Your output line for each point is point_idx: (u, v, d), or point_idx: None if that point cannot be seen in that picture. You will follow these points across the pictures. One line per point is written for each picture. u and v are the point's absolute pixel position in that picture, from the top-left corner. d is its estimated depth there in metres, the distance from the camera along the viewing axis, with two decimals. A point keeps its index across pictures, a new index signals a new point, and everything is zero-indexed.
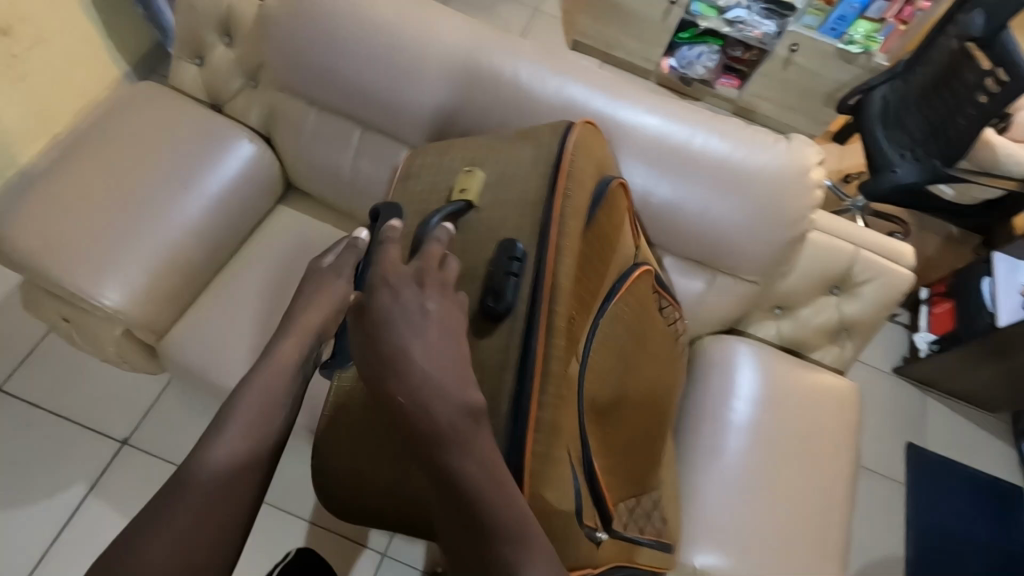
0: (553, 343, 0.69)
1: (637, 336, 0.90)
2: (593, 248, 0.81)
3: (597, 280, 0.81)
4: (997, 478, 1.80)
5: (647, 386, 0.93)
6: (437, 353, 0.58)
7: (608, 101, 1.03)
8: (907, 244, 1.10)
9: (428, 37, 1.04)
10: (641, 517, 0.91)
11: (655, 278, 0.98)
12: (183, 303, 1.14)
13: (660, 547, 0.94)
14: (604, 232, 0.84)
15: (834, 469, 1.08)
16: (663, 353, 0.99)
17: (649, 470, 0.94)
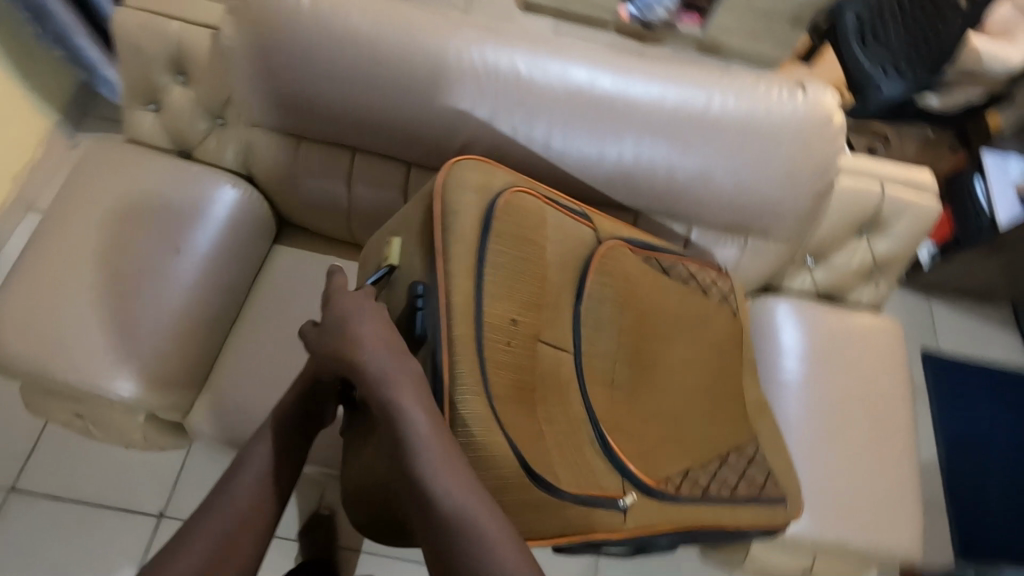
0: (452, 360, 0.68)
1: (621, 312, 0.85)
2: (506, 247, 0.76)
3: (529, 278, 0.76)
4: (1009, 365, 1.88)
5: (683, 365, 0.91)
6: (379, 338, 0.67)
7: (617, 79, 0.96)
8: (925, 170, 1.09)
9: (411, 44, 0.94)
10: (732, 476, 0.90)
11: (638, 248, 0.93)
12: (203, 371, 1.06)
13: (764, 506, 0.90)
14: (521, 227, 0.79)
15: (895, 403, 1.09)
16: (699, 318, 0.96)
17: (724, 438, 0.92)
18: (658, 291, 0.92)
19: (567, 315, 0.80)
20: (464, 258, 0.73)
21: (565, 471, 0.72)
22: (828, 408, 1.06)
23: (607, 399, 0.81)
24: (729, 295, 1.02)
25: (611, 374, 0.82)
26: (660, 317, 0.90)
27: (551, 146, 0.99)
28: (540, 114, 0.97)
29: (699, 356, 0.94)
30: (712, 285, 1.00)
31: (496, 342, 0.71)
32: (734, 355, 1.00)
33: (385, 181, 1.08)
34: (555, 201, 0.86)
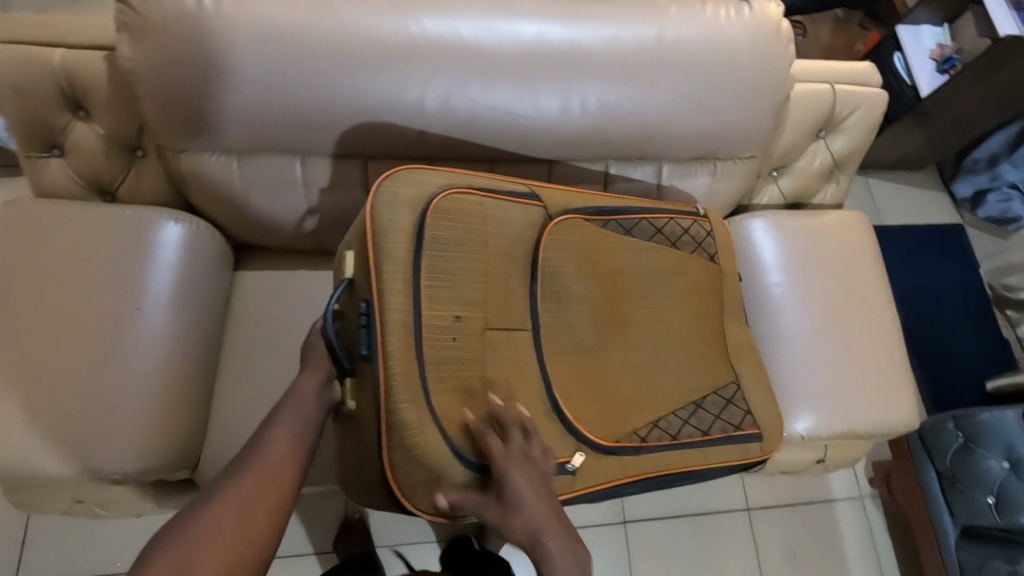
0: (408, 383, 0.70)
1: (583, 284, 0.85)
2: (448, 253, 0.76)
3: (474, 277, 0.77)
4: (944, 223, 2.03)
5: (662, 315, 0.91)
6: (527, 492, 0.68)
7: (566, 26, 0.92)
8: (865, 62, 1.12)
9: (342, 27, 0.86)
10: (704, 420, 0.89)
11: (595, 209, 0.90)
12: (202, 421, 1.00)
13: (735, 441, 0.90)
14: (463, 227, 0.78)
15: (872, 294, 1.15)
16: (670, 270, 0.93)
17: (705, 373, 0.92)
18: (624, 252, 0.90)
19: (522, 299, 0.80)
20: (400, 277, 0.72)
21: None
22: (800, 313, 1.11)
23: (568, 372, 0.81)
24: (708, 243, 0.98)
25: (572, 346, 0.83)
26: (625, 279, 0.89)
27: (513, 111, 0.94)
28: (493, 82, 0.92)
29: (671, 306, 0.92)
30: (683, 234, 0.96)
31: (439, 348, 0.73)
32: (711, 303, 0.96)
33: (341, 183, 1.01)
34: (491, 188, 0.83)
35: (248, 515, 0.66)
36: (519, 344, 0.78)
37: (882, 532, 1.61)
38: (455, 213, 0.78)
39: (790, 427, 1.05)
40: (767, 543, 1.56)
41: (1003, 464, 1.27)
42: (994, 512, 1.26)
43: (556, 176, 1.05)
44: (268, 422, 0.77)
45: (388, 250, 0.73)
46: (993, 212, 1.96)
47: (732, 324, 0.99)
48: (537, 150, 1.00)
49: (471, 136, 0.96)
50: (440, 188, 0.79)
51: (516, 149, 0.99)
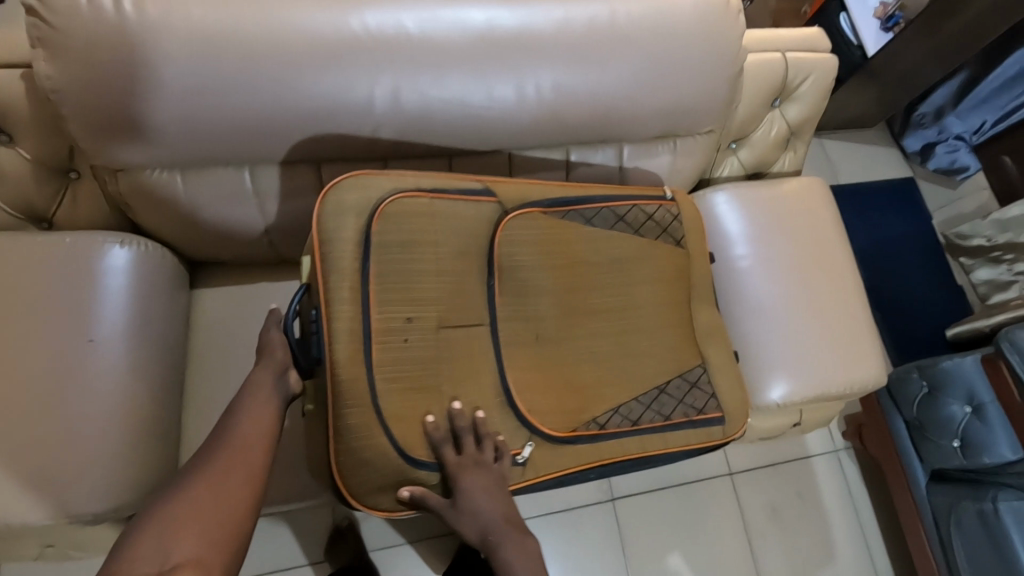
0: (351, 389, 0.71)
1: (544, 276, 0.85)
2: (395, 258, 0.76)
3: (422, 282, 0.77)
4: (897, 177, 2.08)
5: (630, 299, 0.90)
6: (485, 498, 0.76)
7: (514, 10, 0.89)
8: (813, 27, 1.13)
9: (279, 26, 0.82)
10: (666, 405, 0.88)
11: (555, 199, 0.87)
12: (173, 449, 0.97)
13: (697, 425, 0.89)
14: (408, 234, 0.77)
15: (836, 258, 1.17)
16: (634, 258, 0.92)
17: (671, 355, 0.91)
18: (587, 242, 0.88)
19: (479, 296, 0.80)
20: (346, 286, 0.73)
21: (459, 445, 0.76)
22: (767, 283, 1.12)
23: (524, 366, 0.82)
24: (674, 227, 0.96)
25: (530, 337, 0.83)
26: (586, 268, 0.88)
27: (466, 102, 0.91)
28: (444, 73, 0.88)
29: (637, 293, 0.91)
30: (646, 221, 0.93)
31: (390, 349, 0.74)
32: (677, 288, 0.95)
33: (296, 190, 0.97)
34: (441, 189, 0.81)
35: (223, 495, 0.65)
36: (476, 340, 0.80)
37: (857, 482, 1.68)
38: (402, 220, 0.78)
39: (765, 396, 1.08)
40: (751, 505, 1.61)
41: (965, 409, 1.31)
42: (959, 455, 1.32)
43: (516, 167, 1.04)
44: (231, 412, 0.76)
45: (334, 257, 0.73)
46: (942, 163, 2.02)
47: (698, 306, 0.97)
48: (495, 141, 0.98)
49: (425, 132, 0.93)
50: (386, 195, 0.77)
51: (474, 141, 0.97)
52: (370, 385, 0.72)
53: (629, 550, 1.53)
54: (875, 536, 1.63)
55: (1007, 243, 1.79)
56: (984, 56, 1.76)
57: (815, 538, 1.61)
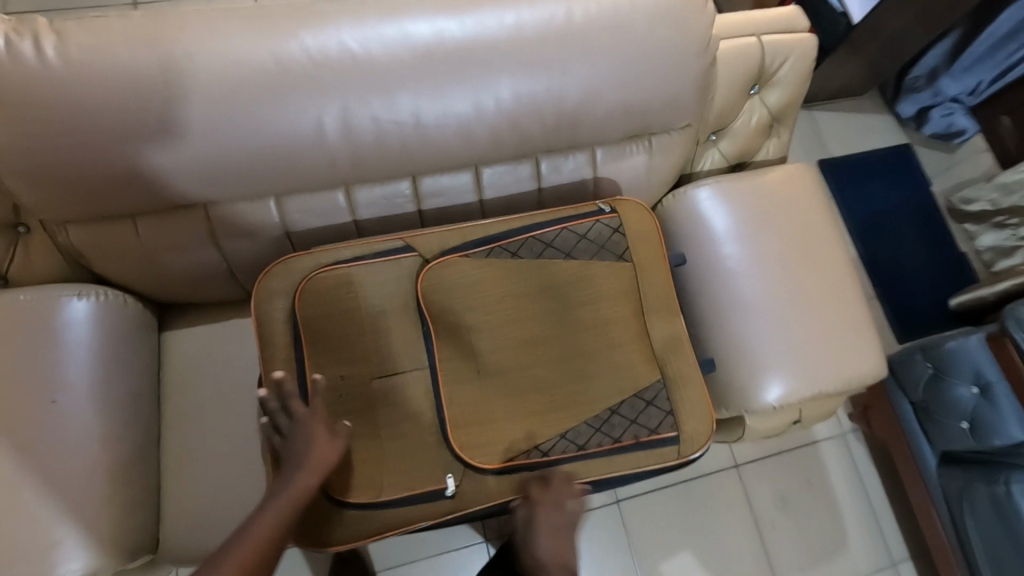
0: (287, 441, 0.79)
1: (475, 315, 0.87)
2: (321, 324, 0.82)
3: (349, 342, 0.83)
4: (891, 146, 2.01)
5: (579, 322, 0.88)
6: (548, 540, 0.80)
7: (464, 19, 0.84)
8: (789, 6, 1.06)
9: (214, 60, 0.77)
10: (617, 427, 0.85)
11: (477, 241, 0.88)
12: (153, 501, 0.94)
13: (649, 446, 0.84)
14: (332, 301, 0.83)
15: (828, 247, 1.11)
16: (573, 279, 0.89)
17: (620, 374, 0.87)
18: (516, 276, 0.88)
19: (415, 341, 0.85)
20: (280, 356, 0.81)
21: (394, 483, 0.79)
22: (755, 280, 1.07)
23: (459, 403, 0.84)
24: (614, 240, 0.90)
25: (470, 372, 0.86)
26: (519, 303, 0.88)
27: (421, 120, 0.86)
28: (396, 94, 0.83)
29: (583, 311, 0.89)
30: (578, 241, 0.89)
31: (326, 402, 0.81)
32: (628, 303, 0.89)
33: (256, 228, 0.91)
34: (362, 253, 0.85)
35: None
36: (416, 383, 0.84)
37: (866, 464, 1.64)
38: (327, 283, 0.83)
39: (761, 399, 1.03)
40: (758, 495, 1.58)
41: (972, 390, 1.25)
42: (969, 436, 1.27)
43: (485, 183, 0.98)
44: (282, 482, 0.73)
45: (266, 333, 0.81)
46: (938, 127, 1.95)
47: (654, 320, 0.90)
48: (458, 157, 0.92)
49: (384, 156, 0.88)
50: (306, 271, 0.84)
51: (436, 160, 0.92)
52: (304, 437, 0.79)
53: (636, 550, 1.51)
54: (887, 517, 1.60)
55: (1010, 206, 1.72)
56: (974, 15, 1.70)
57: (826, 526, 1.58)
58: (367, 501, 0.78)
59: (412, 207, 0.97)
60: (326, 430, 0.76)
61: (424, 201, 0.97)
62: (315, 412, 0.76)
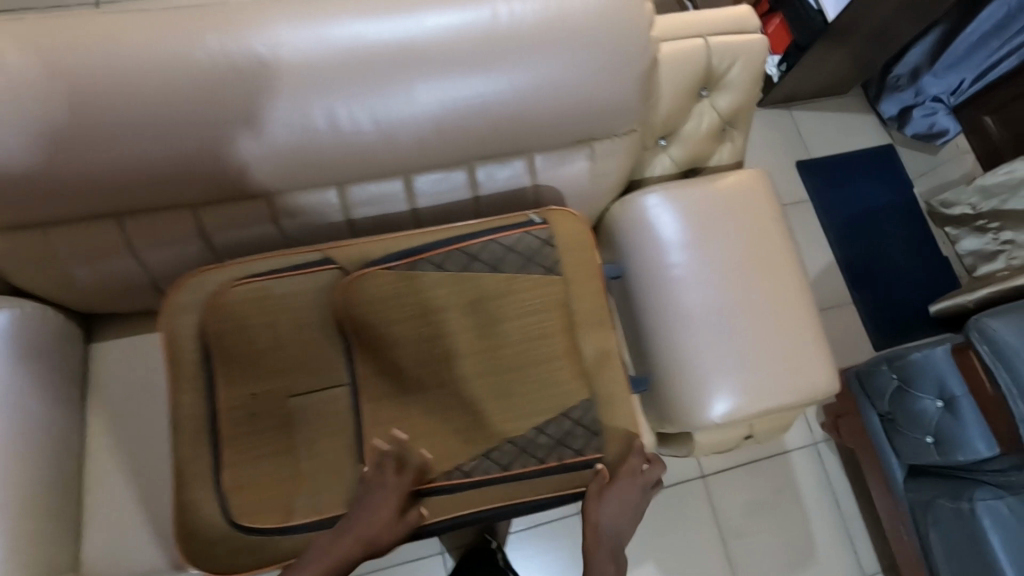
0: (193, 462, 0.76)
1: (397, 330, 0.84)
2: (232, 341, 0.79)
3: (262, 359, 0.80)
4: (873, 146, 1.96)
5: (505, 338, 0.85)
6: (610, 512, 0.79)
7: (384, 23, 0.80)
8: (741, 6, 1.02)
9: (119, 66, 0.75)
10: (542, 447, 0.82)
11: (399, 252, 0.84)
12: (73, 518, 0.91)
13: (574, 468, 0.82)
14: (243, 316, 0.80)
15: (779, 258, 1.07)
16: (499, 293, 0.85)
17: (546, 392, 0.84)
18: (439, 290, 0.84)
19: (335, 358, 0.83)
20: (188, 373, 0.78)
21: (303, 507, 0.77)
22: (702, 291, 1.04)
23: (379, 422, 0.82)
24: (544, 251, 0.86)
25: (391, 389, 0.83)
26: (443, 317, 0.84)
27: (340, 127, 0.83)
28: (313, 101, 0.81)
29: (511, 326, 0.85)
30: (506, 254, 0.85)
31: (235, 422, 0.78)
32: (557, 317, 0.86)
33: (177, 237, 0.89)
34: (279, 266, 0.82)
35: None
36: (335, 401, 0.82)
37: (838, 474, 1.60)
38: (239, 298, 0.80)
39: (704, 415, 1.00)
40: (725, 504, 1.54)
41: (937, 403, 1.22)
42: (933, 451, 1.22)
43: (416, 191, 0.95)
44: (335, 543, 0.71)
45: (174, 350, 0.78)
46: (920, 128, 1.89)
47: (586, 335, 0.87)
48: (384, 165, 0.89)
49: (305, 164, 0.85)
50: (218, 285, 0.81)
51: (362, 167, 0.89)
52: (212, 458, 0.77)
53: None
54: (858, 528, 1.56)
55: (992, 211, 1.65)
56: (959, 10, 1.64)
57: (795, 537, 1.54)
58: (272, 526, 0.75)
59: (341, 216, 0.94)
60: (395, 510, 0.74)
61: (352, 210, 0.94)
62: (397, 488, 0.76)
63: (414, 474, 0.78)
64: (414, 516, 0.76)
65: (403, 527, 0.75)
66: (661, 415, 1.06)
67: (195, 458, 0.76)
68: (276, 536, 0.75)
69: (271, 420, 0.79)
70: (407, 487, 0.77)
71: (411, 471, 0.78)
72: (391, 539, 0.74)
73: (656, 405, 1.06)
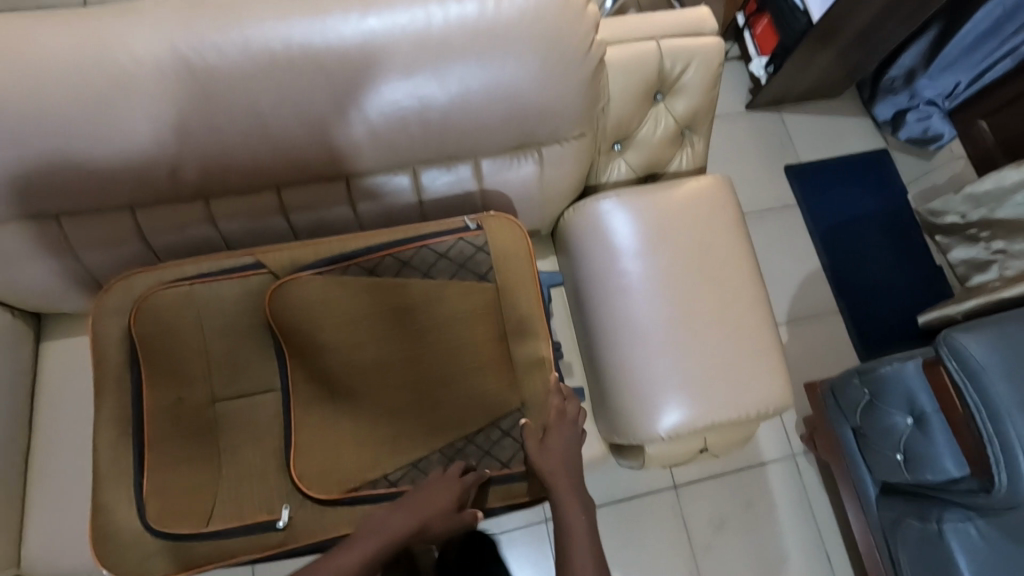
0: (112, 463, 0.76)
1: (328, 336, 0.83)
2: (158, 345, 0.79)
3: (190, 363, 0.80)
4: (865, 151, 1.91)
5: (438, 346, 0.85)
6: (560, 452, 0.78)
7: (308, 21, 0.77)
8: (699, 8, 1.00)
9: (23, 61, 0.72)
10: (470, 457, 0.82)
11: (332, 258, 0.83)
12: (14, 514, 0.93)
13: (502, 479, 0.81)
14: (169, 321, 0.79)
15: (736, 269, 1.05)
16: (428, 300, 0.84)
17: (477, 401, 0.84)
18: (369, 297, 0.84)
19: (267, 362, 0.84)
20: (112, 376, 0.78)
21: (223, 512, 0.77)
22: (653, 301, 1.02)
23: (308, 427, 0.82)
24: (477, 259, 0.85)
25: (322, 396, 0.84)
26: (371, 325, 0.84)
27: (266, 126, 0.82)
28: (240, 103, 0.79)
29: (442, 332, 0.85)
30: (438, 260, 0.84)
31: (160, 426, 0.78)
32: (489, 325, 0.85)
33: (119, 239, 0.89)
34: (208, 270, 0.82)
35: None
36: (268, 407, 0.83)
37: (816, 489, 1.56)
38: (166, 300, 0.80)
39: (652, 429, 0.98)
40: (696, 517, 1.51)
41: (907, 420, 1.18)
42: (903, 468, 1.19)
43: (357, 194, 0.94)
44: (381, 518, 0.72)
45: (101, 354, 0.79)
46: (915, 132, 1.82)
47: (518, 343, 0.85)
48: (322, 170, 0.89)
49: (232, 166, 0.85)
50: (144, 289, 0.80)
51: (299, 172, 0.88)
52: (133, 463, 0.76)
53: None
54: (836, 545, 1.52)
55: (982, 219, 1.60)
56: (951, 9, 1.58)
57: (767, 552, 1.50)
58: (190, 531, 0.74)
59: (282, 220, 0.94)
60: (455, 502, 0.75)
61: (292, 212, 0.93)
62: (460, 484, 0.77)
63: (479, 479, 0.79)
64: (468, 515, 0.76)
65: (454, 523, 0.75)
66: (612, 427, 1.04)
67: (115, 459, 0.76)
68: (190, 542, 0.74)
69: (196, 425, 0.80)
70: (469, 488, 0.77)
71: (477, 473, 0.79)
72: (443, 529, 0.74)
73: (606, 415, 1.05)
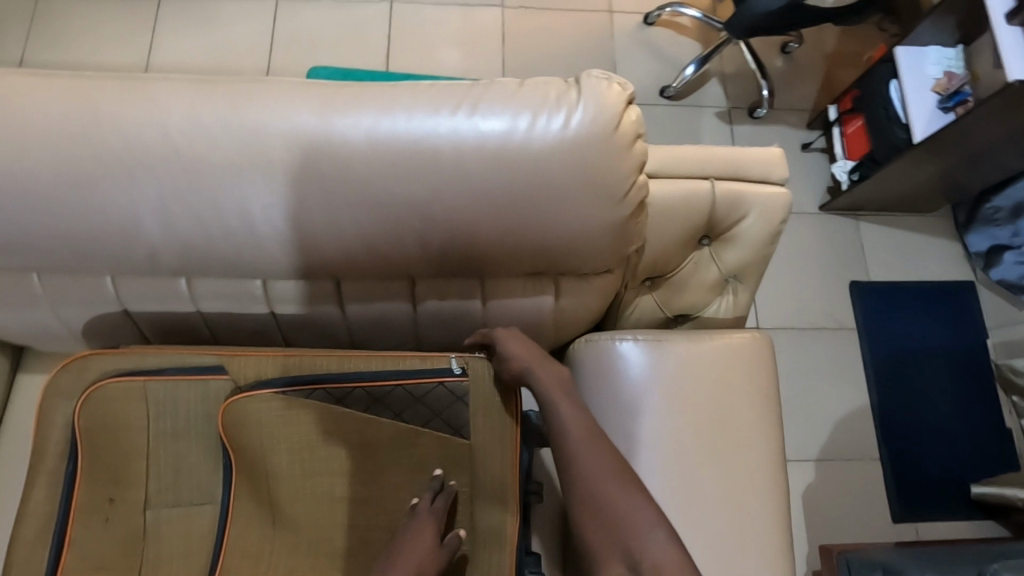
0: (28, 561, 0.70)
1: (283, 459, 0.76)
2: (102, 440, 0.74)
3: (133, 461, 0.75)
4: (947, 281, 1.69)
5: (397, 491, 0.78)
6: (516, 343, 0.79)
7: (326, 120, 0.71)
8: (769, 149, 0.87)
9: (18, 119, 0.69)
10: None
11: (300, 373, 0.76)
12: None
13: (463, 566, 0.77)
14: (121, 416, 0.74)
15: (757, 445, 0.92)
16: (393, 445, 0.78)
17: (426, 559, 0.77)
18: (331, 426, 0.76)
19: (213, 472, 0.77)
20: (51, 464, 0.73)
21: None
22: (661, 464, 0.89)
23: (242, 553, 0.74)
24: (453, 411, 0.80)
25: (265, 520, 0.77)
26: (330, 456, 0.77)
27: (253, 223, 0.75)
28: (234, 195, 0.73)
29: (411, 479, 0.79)
30: (414, 401, 0.79)
31: (88, 527, 0.72)
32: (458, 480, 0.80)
33: (95, 299, 0.84)
34: (172, 366, 0.77)
35: None
36: (203, 522, 0.76)
37: None
38: (120, 390, 0.74)
39: None
40: None
41: None
42: None
43: (347, 297, 0.87)
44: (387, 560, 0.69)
45: (45, 436, 0.74)
46: (1011, 275, 1.59)
47: (483, 511, 0.79)
48: (311, 269, 0.81)
49: (213, 255, 0.78)
50: (104, 373, 0.76)
51: (284, 268, 0.81)
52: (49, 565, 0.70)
53: None
54: None
55: None
56: None
57: None
58: None
59: (264, 308, 0.88)
60: (437, 536, 0.72)
61: (275, 303, 0.87)
62: (435, 514, 0.74)
63: (448, 498, 0.76)
64: (452, 540, 0.74)
65: (445, 556, 0.72)
66: None
67: (29, 558, 0.71)
68: None
69: (123, 533, 0.73)
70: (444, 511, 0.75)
71: (444, 495, 0.76)
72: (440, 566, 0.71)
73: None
